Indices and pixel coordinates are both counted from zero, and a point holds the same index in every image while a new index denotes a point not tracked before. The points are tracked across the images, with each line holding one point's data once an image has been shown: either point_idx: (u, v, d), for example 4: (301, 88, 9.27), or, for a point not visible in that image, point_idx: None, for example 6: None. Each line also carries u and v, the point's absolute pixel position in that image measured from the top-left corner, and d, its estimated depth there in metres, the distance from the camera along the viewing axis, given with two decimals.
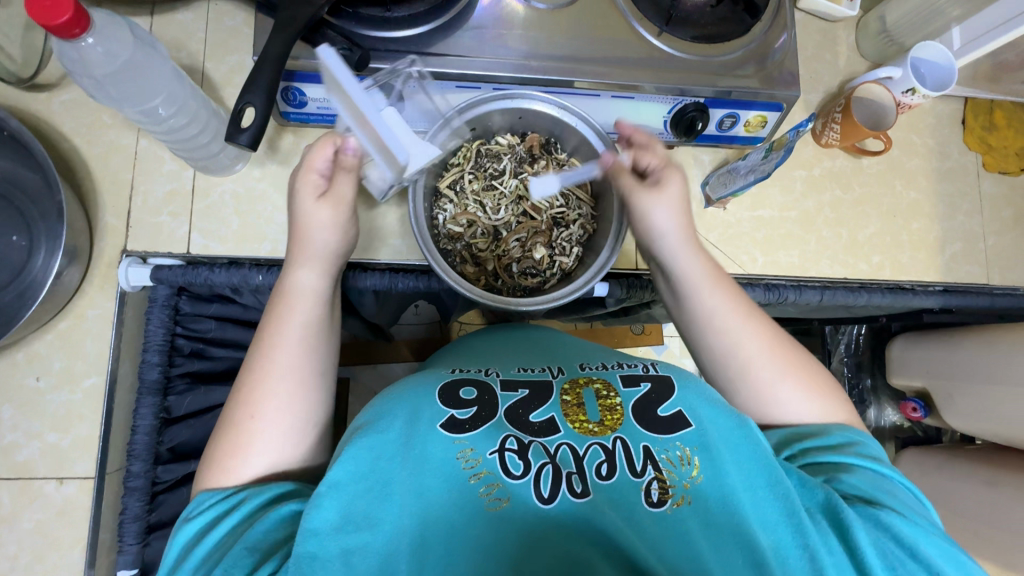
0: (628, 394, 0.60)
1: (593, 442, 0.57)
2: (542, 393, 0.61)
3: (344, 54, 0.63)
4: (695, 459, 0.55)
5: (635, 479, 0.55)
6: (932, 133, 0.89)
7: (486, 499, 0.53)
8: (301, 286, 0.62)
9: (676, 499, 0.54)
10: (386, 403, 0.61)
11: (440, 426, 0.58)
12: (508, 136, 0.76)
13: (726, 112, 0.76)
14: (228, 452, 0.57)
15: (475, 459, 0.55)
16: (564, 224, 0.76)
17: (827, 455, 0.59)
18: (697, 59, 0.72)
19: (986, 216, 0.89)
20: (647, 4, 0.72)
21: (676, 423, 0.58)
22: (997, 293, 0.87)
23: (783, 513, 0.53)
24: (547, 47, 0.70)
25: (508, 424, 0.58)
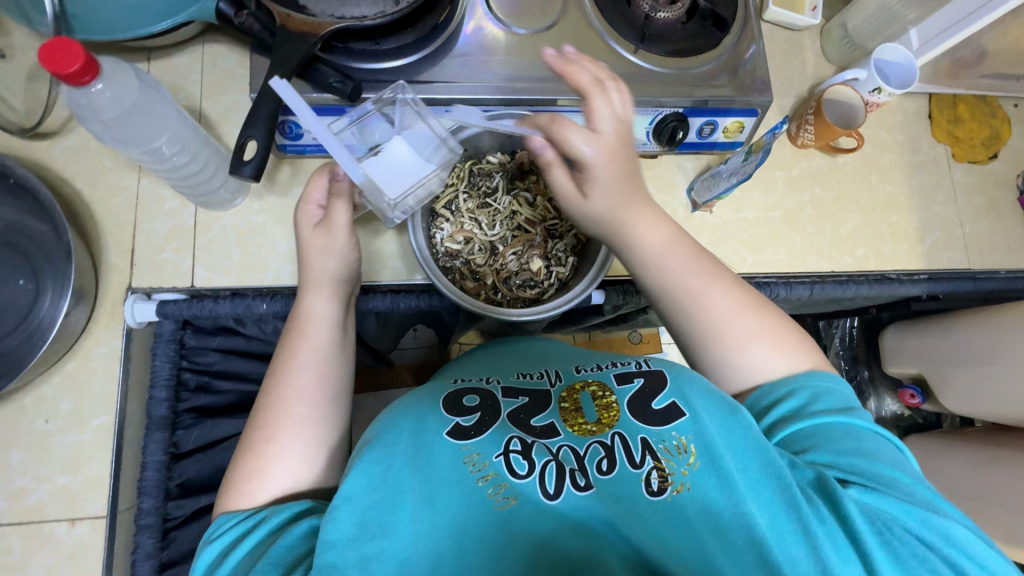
0: (623, 391, 0.62)
1: (593, 441, 0.59)
2: (540, 399, 0.64)
3: (338, 86, 0.65)
4: (691, 447, 0.57)
5: (635, 470, 0.56)
6: (901, 129, 0.93)
7: (495, 499, 0.55)
8: (312, 310, 0.64)
9: (676, 486, 0.55)
10: (392, 419, 0.64)
11: (445, 434, 0.60)
12: (498, 154, 0.79)
13: (705, 120, 0.79)
14: (247, 476, 0.59)
15: (482, 462, 0.58)
16: (558, 235, 0.79)
17: (793, 425, 0.59)
18: (673, 71, 0.76)
19: (960, 204, 0.92)
20: (622, 24, 0.77)
21: (672, 414, 0.59)
22: (979, 277, 0.90)
23: (776, 491, 0.54)
24: (529, 69, 0.74)
25: (511, 426, 0.60)
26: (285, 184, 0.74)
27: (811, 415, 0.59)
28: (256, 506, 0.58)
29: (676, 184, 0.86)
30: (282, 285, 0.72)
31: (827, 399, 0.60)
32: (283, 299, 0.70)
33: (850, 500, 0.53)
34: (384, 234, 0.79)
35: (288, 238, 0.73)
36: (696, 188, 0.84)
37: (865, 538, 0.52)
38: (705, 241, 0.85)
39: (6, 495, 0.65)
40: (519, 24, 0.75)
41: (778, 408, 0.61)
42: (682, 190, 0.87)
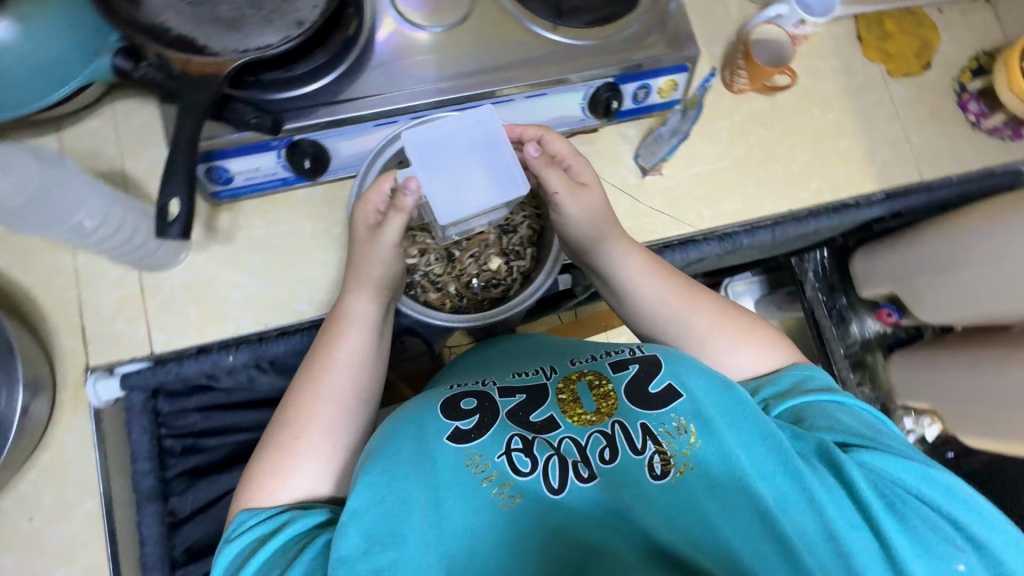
0: (620, 377, 0.61)
1: (594, 430, 0.58)
2: (539, 394, 0.62)
3: (256, 122, 0.62)
4: (691, 427, 0.57)
5: (637, 456, 0.56)
6: (834, 55, 0.93)
7: (501, 498, 0.54)
8: (354, 311, 0.67)
9: (679, 467, 0.55)
10: (393, 425, 0.61)
11: (445, 438, 0.58)
12: None
13: (637, 84, 0.78)
14: (268, 475, 0.60)
15: (484, 463, 0.56)
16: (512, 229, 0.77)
17: (785, 405, 0.62)
18: (597, 42, 0.75)
19: (903, 118, 0.93)
20: (536, 2, 0.75)
21: (669, 396, 0.59)
22: (933, 187, 0.91)
23: (780, 463, 0.56)
24: (452, 66, 0.72)
25: (511, 424, 0.59)
26: (228, 231, 0.72)
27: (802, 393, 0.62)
28: (279, 505, 0.59)
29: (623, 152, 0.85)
30: (246, 333, 0.71)
31: (814, 381, 0.65)
32: (250, 348, 0.70)
33: (849, 464, 0.55)
34: None
35: (241, 284, 0.71)
36: (641, 154, 0.84)
37: (868, 498, 0.54)
38: (661, 204, 0.85)
39: None
40: (435, 22, 0.73)
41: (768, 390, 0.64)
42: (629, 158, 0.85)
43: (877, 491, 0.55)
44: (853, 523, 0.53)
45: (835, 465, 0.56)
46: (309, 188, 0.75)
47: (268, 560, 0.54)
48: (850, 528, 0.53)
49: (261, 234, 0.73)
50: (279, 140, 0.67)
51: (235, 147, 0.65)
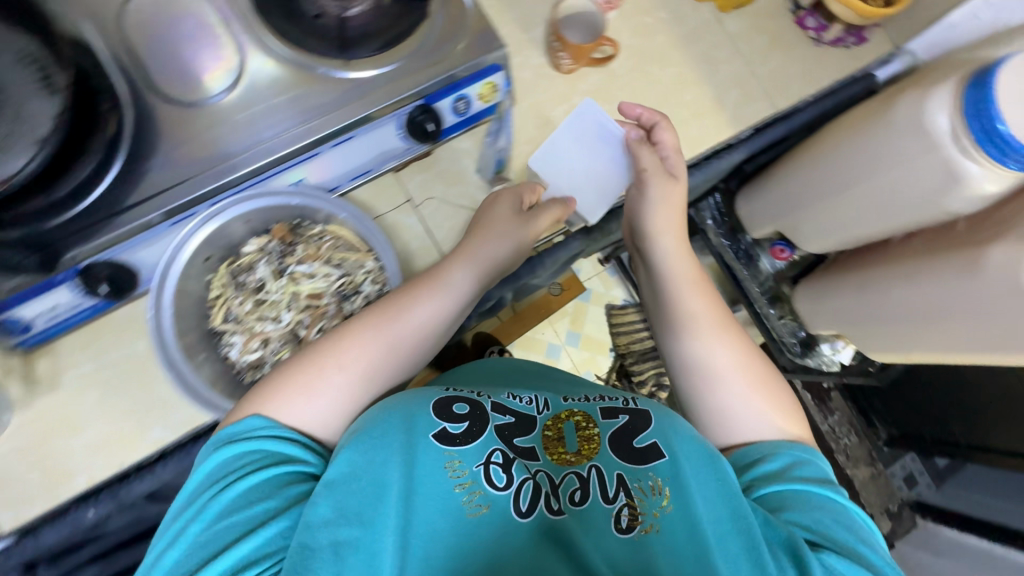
0: (606, 424, 0.62)
1: (570, 471, 0.58)
2: (526, 421, 0.62)
3: (26, 262, 0.56)
4: (665, 489, 0.55)
5: (606, 504, 0.55)
6: (660, 5, 0.88)
7: (469, 507, 0.53)
8: (456, 281, 0.70)
9: (644, 526, 0.53)
10: (380, 411, 0.58)
11: (432, 435, 0.57)
12: (258, 238, 0.71)
13: (453, 96, 0.72)
14: (204, 458, 0.56)
15: (462, 471, 0.55)
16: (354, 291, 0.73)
17: (774, 484, 0.57)
18: (394, 66, 0.69)
19: (744, 54, 0.90)
20: (315, 39, 0.67)
21: (650, 455, 0.58)
22: (791, 114, 0.91)
23: (744, 547, 0.50)
24: (242, 134, 0.65)
25: (496, 438, 0.59)
26: (52, 377, 0.66)
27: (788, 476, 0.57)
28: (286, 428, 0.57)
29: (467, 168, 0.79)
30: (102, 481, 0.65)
31: (812, 463, 0.59)
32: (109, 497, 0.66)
33: (814, 559, 0.49)
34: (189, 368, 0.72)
35: (81, 430, 0.65)
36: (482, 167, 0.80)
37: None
38: None
39: None
40: (214, 88, 0.65)
41: (757, 468, 0.59)
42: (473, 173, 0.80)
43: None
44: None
45: (800, 559, 0.49)
46: (130, 305, 0.69)
47: (237, 497, 0.50)
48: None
49: (89, 369, 0.67)
50: (62, 275, 0.59)
51: (13, 297, 0.57)
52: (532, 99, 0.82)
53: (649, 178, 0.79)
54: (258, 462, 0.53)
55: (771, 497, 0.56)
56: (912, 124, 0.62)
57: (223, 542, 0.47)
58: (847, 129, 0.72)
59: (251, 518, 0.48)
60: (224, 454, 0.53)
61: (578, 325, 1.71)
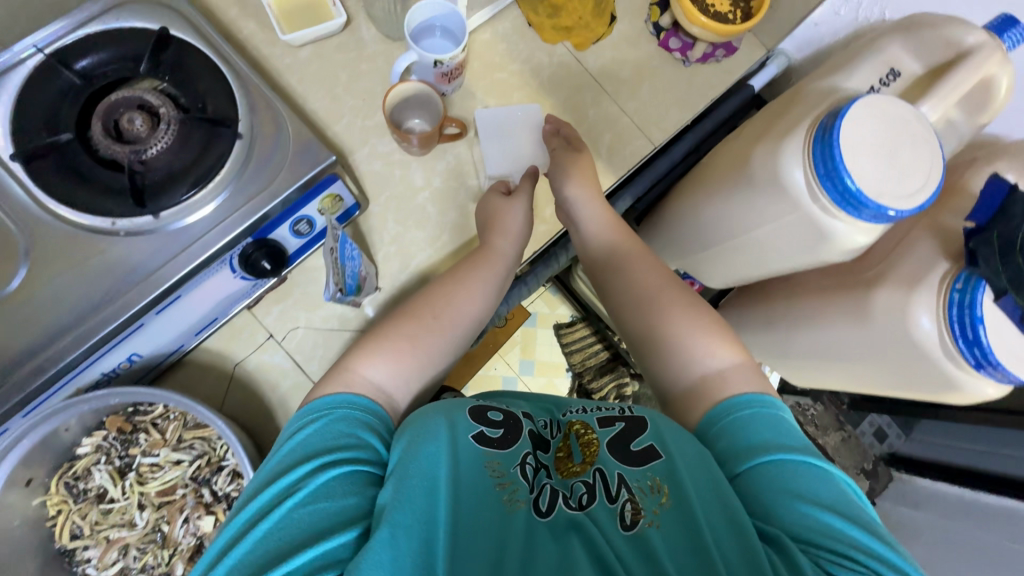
0: (605, 432, 0.59)
1: (575, 480, 0.55)
2: (538, 438, 0.60)
3: None
4: (664, 488, 0.51)
5: (610, 504, 0.51)
6: (511, 57, 0.82)
7: (507, 503, 0.51)
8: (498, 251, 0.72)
9: (649, 520, 0.49)
10: (423, 415, 0.57)
11: (473, 438, 0.55)
12: (89, 437, 0.60)
13: (290, 220, 0.65)
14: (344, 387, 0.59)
15: (503, 473, 0.53)
16: (214, 473, 0.62)
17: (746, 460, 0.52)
18: (213, 207, 0.60)
19: (611, 91, 0.84)
20: (110, 197, 0.58)
21: (648, 456, 0.54)
22: (671, 146, 0.87)
23: (739, 545, 0.46)
24: (41, 327, 0.55)
25: (529, 443, 0.58)
26: None
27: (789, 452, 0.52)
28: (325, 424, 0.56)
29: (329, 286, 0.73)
30: None
31: (763, 426, 0.54)
32: None
33: (806, 560, 0.44)
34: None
35: None
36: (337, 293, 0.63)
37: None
38: None
39: None
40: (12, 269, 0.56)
41: (721, 442, 0.55)
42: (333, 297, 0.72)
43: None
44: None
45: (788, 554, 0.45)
46: None
47: (320, 487, 0.49)
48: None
49: None
50: None
51: None
52: (389, 193, 0.76)
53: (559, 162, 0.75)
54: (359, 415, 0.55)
55: (744, 478, 0.51)
56: (771, 179, 0.57)
57: (307, 531, 0.46)
58: (714, 178, 0.67)
59: (332, 504, 0.48)
60: (306, 430, 0.53)
61: (530, 350, 1.41)
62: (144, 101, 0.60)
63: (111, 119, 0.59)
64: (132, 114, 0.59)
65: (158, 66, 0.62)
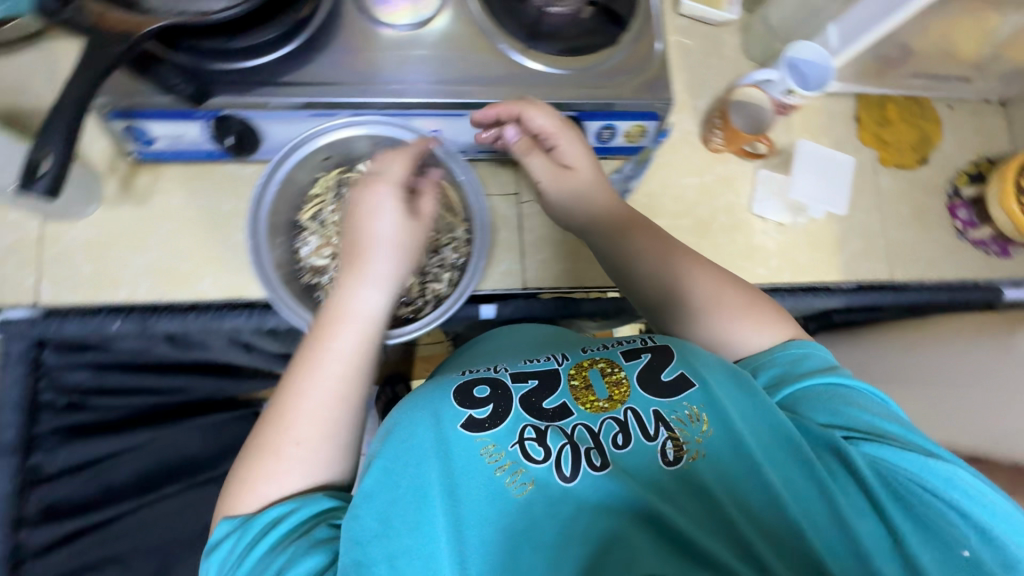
0: (632, 366, 0.63)
1: (606, 417, 0.60)
2: (550, 381, 0.64)
3: (177, 88, 0.60)
4: (703, 415, 0.59)
5: (649, 442, 0.59)
6: (828, 132, 0.88)
7: (513, 487, 0.57)
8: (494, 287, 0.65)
9: (691, 454, 0.58)
10: (409, 408, 0.63)
11: (462, 426, 0.60)
12: (371, 161, 0.75)
13: (602, 122, 0.75)
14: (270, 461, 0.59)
15: (498, 453, 0.58)
16: (435, 250, 0.75)
17: (799, 382, 0.63)
18: (567, 73, 0.72)
19: (883, 211, 0.88)
20: (511, 22, 0.71)
21: (681, 385, 0.62)
22: (902, 287, 0.85)
23: (795, 456, 0.58)
24: (408, 70, 0.68)
25: (525, 414, 0.61)
26: (144, 192, 0.69)
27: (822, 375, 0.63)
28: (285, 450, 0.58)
29: None
30: (136, 302, 0.67)
31: (818, 359, 0.65)
32: (136, 317, 0.66)
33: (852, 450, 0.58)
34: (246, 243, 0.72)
35: (145, 249, 0.68)
36: None
37: (870, 483, 0.56)
38: None
39: None
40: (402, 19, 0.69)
41: (778, 371, 0.65)
42: None
43: (881, 479, 0.57)
44: (854, 508, 0.55)
45: (844, 455, 0.58)
46: (239, 165, 0.72)
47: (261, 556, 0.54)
48: (851, 507, 0.55)
49: (178, 202, 0.70)
50: (203, 111, 0.63)
51: (160, 109, 0.62)
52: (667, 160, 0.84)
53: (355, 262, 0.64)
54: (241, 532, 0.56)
55: (801, 400, 0.62)
56: None
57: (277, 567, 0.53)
58: None
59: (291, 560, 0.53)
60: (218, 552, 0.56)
61: None
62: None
63: None
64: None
65: None
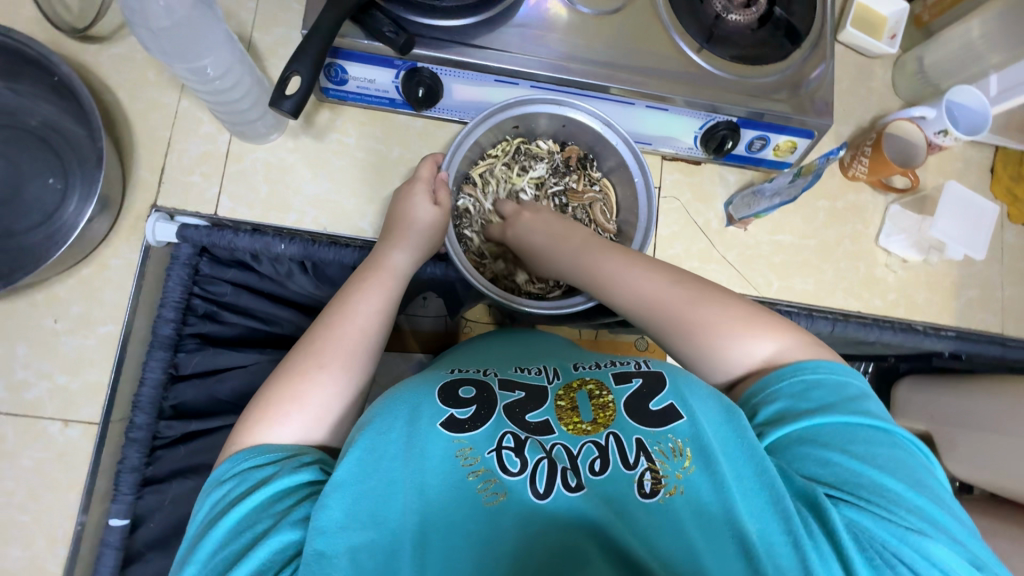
0: (621, 390, 0.57)
1: (587, 440, 0.54)
2: (538, 395, 0.58)
3: (390, 36, 0.62)
4: (686, 451, 0.52)
5: (626, 471, 0.52)
6: (959, 177, 0.87)
7: (484, 495, 0.51)
8: (394, 265, 0.65)
9: (669, 489, 0.50)
10: (387, 402, 0.56)
11: (439, 425, 0.54)
12: (549, 142, 0.82)
13: (757, 133, 0.76)
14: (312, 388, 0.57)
15: (474, 458, 0.52)
16: None
17: (781, 428, 0.52)
18: (733, 78, 0.72)
19: (1006, 266, 0.87)
20: (690, 21, 0.73)
21: (668, 416, 0.54)
22: (1010, 344, 0.85)
23: (770, 500, 0.49)
24: (587, 52, 0.70)
25: (507, 421, 0.55)
26: (323, 128, 0.73)
27: (818, 413, 0.52)
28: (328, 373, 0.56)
29: (716, 195, 0.83)
30: (304, 228, 0.72)
31: (832, 393, 0.53)
32: (301, 242, 0.70)
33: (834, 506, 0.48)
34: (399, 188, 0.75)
35: (316, 181, 0.73)
36: (734, 203, 0.81)
37: (848, 546, 0.46)
38: (733, 258, 0.82)
39: (6, 385, 0.66)
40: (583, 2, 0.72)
41: (773, 408, 0.54)
42: (720, 202, 0.83)
43: (865, 546, 0.46)
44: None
45: (819, 509, 0.48)
46: (410, 117, 0.76)
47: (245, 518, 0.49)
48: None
49: (352, 142, 0.74)
50: (403, 61, 0.66)
51: (364, 53, 0.65)
52: None
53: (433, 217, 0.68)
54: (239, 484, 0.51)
55: (793, 444, 0.52)
56: None
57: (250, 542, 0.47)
58: None
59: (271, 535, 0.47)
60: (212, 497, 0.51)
61: None
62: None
63: None
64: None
65: None
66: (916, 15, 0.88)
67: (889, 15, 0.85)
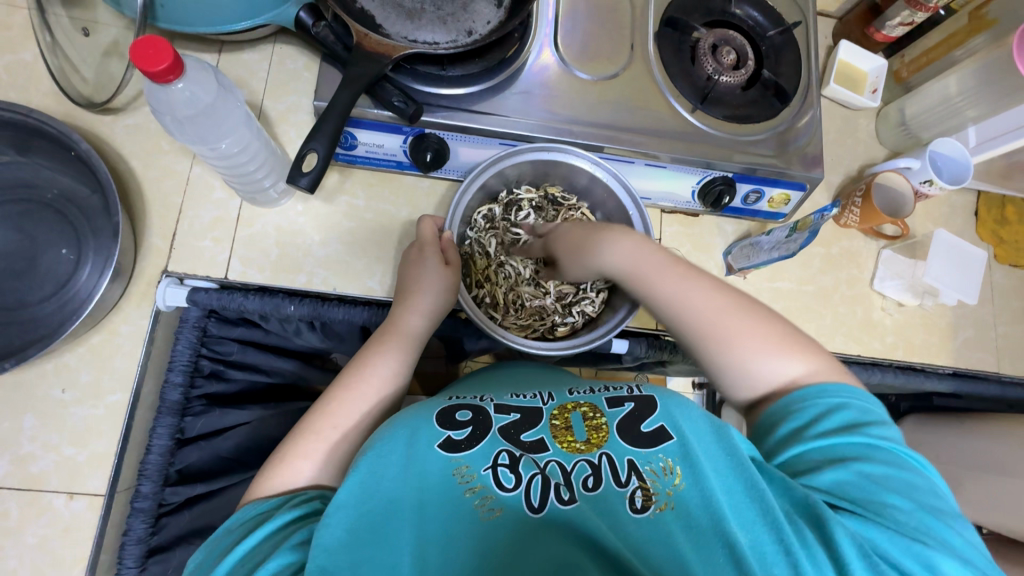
0: (614, 414, 0.57)
1: (580, 459, 0.54)
2: (533, 416, 0.58)
3: (399, 106, 0.63)
4: (677, 468, 0.52)
5: (619, 488, 0.52)
6: (947, 222, 0.90)
7: (480, 511, 0.50)
8: (406, 325, 0.67)
9: (659, 505, 0.50)
10: (387, 426, 0.56)
11: (436, 446, 0.54)
12: (527, 188, 0.83)
13: (752, 187, 0.79)
14: (331, 448, 0.57)
15: (470, 475, 0.52)
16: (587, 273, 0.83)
17: (794, 447, 0.52)
18: (727, 135, 0.75)
19: (997, 306, 0.90)
20: (684, 83, 0.76)
21: (659, 437, 0.54)
22: (1007, 382, 0.87)
23: (760, 513, 0.48)
24: (589, 114, 0.73)
25: (502, 440, 0.55)
26: (332, 191, 0.75)
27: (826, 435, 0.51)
28: (401, 420, 0.57)
29: (715, 245, 0.86)
30: (314, 290, 0.73)
31: (851, 413, 0.52)
32: (313, 302, 0.70)
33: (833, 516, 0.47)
34: (404, 243, 0.76)
35: (325, 242, 0.74)
36: (733, 253, 0.83)
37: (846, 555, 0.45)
38: None
39: (12, 459, 0.65)
40: (581, 66, 0.75)
41: (783, 429, 0.54)
42: (719, 252, 0.86)
43: (867, 554, 0.45)
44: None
45: (820, 521, 0.47)
46: (417, 177, 0.78)
47: (240, 557, 0.48)
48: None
49: (360, 204, 0.76)
50: (410, 128, 0.69)
51: (371, 120, 0.67)
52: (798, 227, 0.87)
53: (445, 276, 0.70)
54: (234, 534, 0.50)
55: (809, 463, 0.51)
56: None
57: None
58: None
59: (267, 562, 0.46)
60: (209, 552, 0.50)
61: None
62: (742, 49, 0.78)
63: (717, 42, 0.78)
64: (730, 49, 0.78)
65: (765, 34, 0.80)
66: (895, 70, 0.93)
67: (869, 71, 0.90)
